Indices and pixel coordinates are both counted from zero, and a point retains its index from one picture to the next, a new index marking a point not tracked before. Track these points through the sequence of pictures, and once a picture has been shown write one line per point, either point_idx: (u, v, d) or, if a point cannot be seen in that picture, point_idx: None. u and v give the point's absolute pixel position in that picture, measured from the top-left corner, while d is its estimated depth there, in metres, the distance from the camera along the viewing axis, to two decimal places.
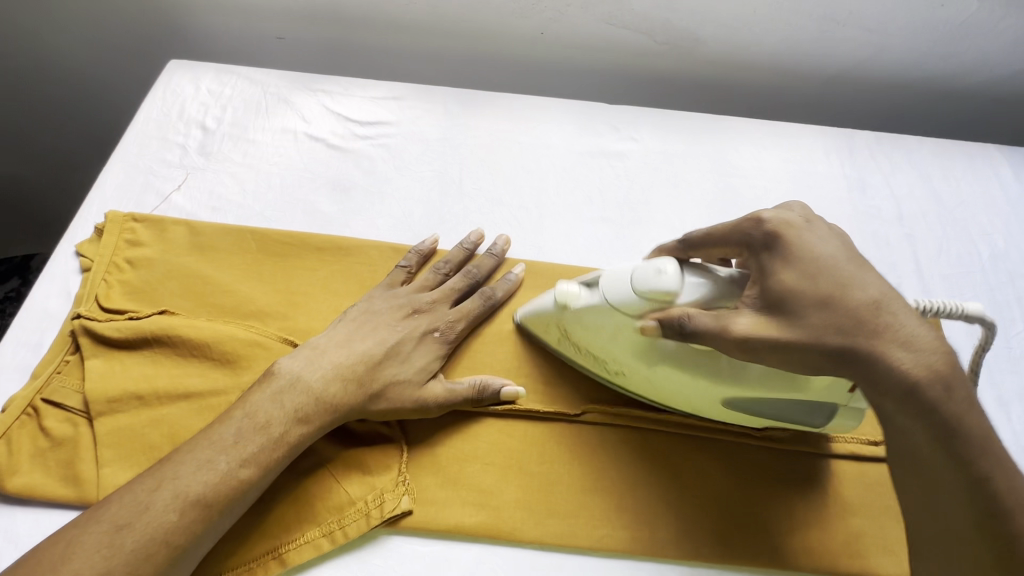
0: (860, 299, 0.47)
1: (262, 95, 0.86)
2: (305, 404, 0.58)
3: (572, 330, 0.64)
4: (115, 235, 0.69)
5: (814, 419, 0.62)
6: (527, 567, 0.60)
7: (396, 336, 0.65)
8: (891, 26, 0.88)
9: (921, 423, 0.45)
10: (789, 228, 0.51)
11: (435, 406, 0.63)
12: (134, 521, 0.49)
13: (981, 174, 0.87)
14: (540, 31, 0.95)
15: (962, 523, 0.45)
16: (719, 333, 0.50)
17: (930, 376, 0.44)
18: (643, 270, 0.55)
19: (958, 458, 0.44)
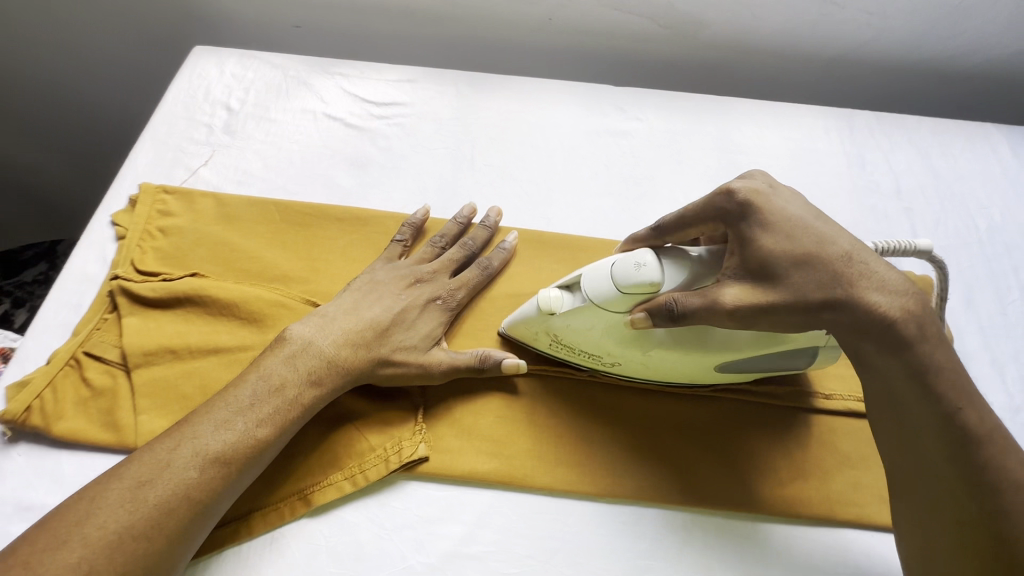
0: (837, 252, 0.50)
1: (283, 78, 0.90)
2: (319, 368, 0.59)
3: (563, 335, 0.62)
4: (148, 205, 0.74)
5: (798, 361, 0.63)
6: (541, 513, 0.59)
7: (401, 303, 0.65)
8: (890, 9, 0.91)
9: (895, 360, 0.49)
10: (759, 194, 0.52)
11: (441, 372, 0.63)
12: (156, 476, 0.50)
13: (979, 151, 0.92)
14: (547, 17, 0.98)
15: (938, 454, 0.48)
16: (710, 308, 0.50)
17: (904, 316, 0.48)
18: (623, 266, 0.54)
19: (931, 393, 0.48)
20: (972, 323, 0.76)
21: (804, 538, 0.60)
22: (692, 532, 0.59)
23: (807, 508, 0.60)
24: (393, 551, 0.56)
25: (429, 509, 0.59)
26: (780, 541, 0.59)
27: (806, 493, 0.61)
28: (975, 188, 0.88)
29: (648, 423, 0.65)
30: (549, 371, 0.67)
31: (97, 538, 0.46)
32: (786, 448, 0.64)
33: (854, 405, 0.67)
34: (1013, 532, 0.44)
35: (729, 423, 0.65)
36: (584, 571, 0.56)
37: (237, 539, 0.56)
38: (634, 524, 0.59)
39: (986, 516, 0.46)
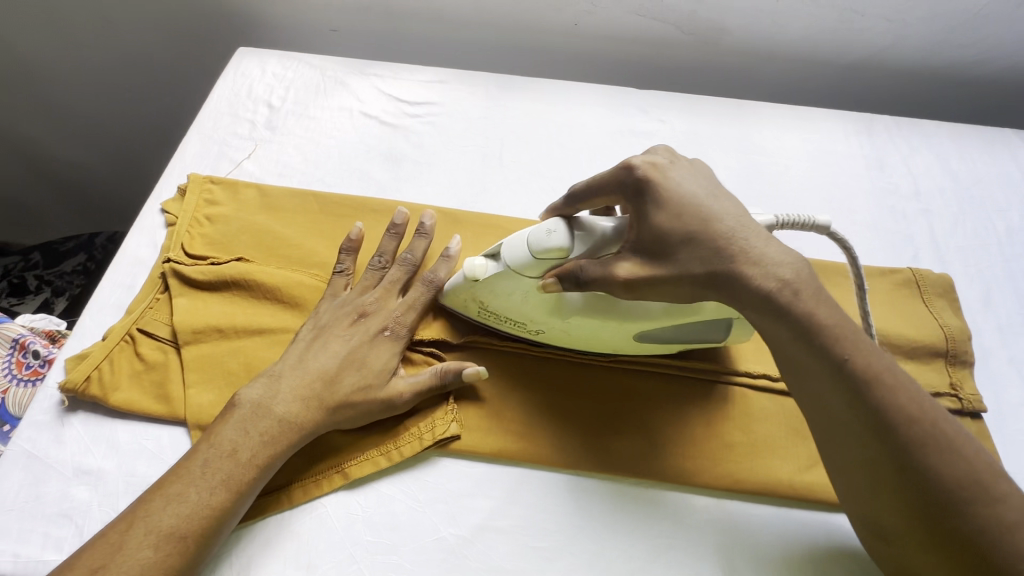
0: (720, 227, 0.53)
1: (321, 78, 0.94)
2: (271, 429, 0.58)
3: (490, 302, 0.64)
4: (196, 194, 0.78)
5: (716, 334, 0.66)
6: (566, 490, 0.62)
7: (347, 346, 0.64)
8: (910, 15, 0.93)
9: (780, 323, 0.52)
10: (656, 172, 0.56)
11: (401, 402, 0.62)
12: (108, 562, 0.48)
13: (996, 156, 0.93)
14: (574, 23, 1.01)
15: (837, 409, 0.51)
16: (607, 279, 0.55)
17: (780, 284, 0.51)
18: (535, 234, 0.58)
19: (817, 350, 0.51)
20: (989, 321, 0.77)
21: (822, 521, 0.62)
22: (713, 515, 0.61)
23: (827, 493, 0.62)
24: (426, 523, 0.59)
25: (460, 484, 0.61)
26: (799, 526, 0.61)
27: (826, 480, 0.63)
28: (992, 192, 0.90)
29: (673, 408, 0.67)
30: (579, 355, 0.69)
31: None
32: (804, 436, 0.66)
33: None
34: (918, 465, 0.47)
35: (752, 410, 0.67)
36: (607, 548, 0.58)
37: (278, 507, 0.59)
38: (655, 505, 0.61)
39: (887, 461, 0.48)
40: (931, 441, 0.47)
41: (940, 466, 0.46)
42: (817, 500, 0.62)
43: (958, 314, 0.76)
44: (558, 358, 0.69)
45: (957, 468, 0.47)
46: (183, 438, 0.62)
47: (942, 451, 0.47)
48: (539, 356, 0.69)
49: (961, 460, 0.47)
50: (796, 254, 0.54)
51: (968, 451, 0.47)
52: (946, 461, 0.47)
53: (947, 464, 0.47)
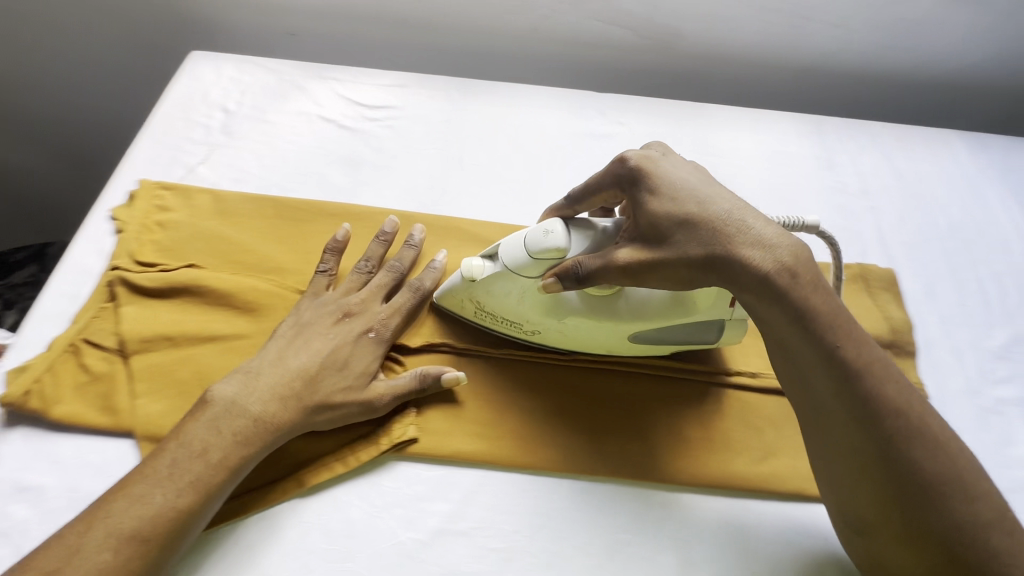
0: (717, 211, 0.55)
1: (279, 82, 0.93)
2: (246, 431, 0.57)
3: (487, 302, 0.67)
4: (146, 201, 0.76)
5: (707, 335, 0.69)
6: (524, 490, 0.62)
7: (329, 345, 0.63)
8: (853, 21, 0.97)
9: (776, 307, 0.54)
10: (649, 163, 0.59)
11: (382, 406, 0.62)
12: (65, 564, 0.48)
13: (937, 155, 0.98)
14: (534, 28, 1.03)
15: (829, 397, 0.53)
16: (608, 267, 0.57)
17: (778, 267, 0.53)
18: (533, 235, 0.61)
19: (811, 334, 0.53)
20: (932, 313, 0.80)
21: (775, 512, 0.63)
22: (670, 510, 0.62)
23: (778, 484, 0.64)
24: (383, 528, 0.58)
25: (418, 487, 0.61)
26: (754, 518, 0.62)
27: (779, 471, 0.64)
28: (934, 189, 0.94)
29: (632, 406, 0.68)
30: (537, 356, 0.70)
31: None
32: (757, 428, 0.67)
33: None
34: (900, 455, 0.50)
35: (707, 405, 0.69)
36: (566, 545, 0.59)
37: (230, 517, 0.58)
38: (613, 501, 0.62)
39: (874, 450, 0.51)
40: (916, 435, 0.50)
41: (921, 457, 0.50)
42: (769, 491, 0.63)
43: (902, 307, 0.79)
44: (518, 359, 0.70)
45: (938, 463, 0.50)
46: (130, 451, 0.60)
47: (926, 445, 0.50)
48: (497, 357, 0.70)
49: (940, 454, 0.50)
50: (793, 238, 0.56)
51: (949, 446, 0.51)
52: (929, 455, 0.50)
53: (929, 458, 0.50)
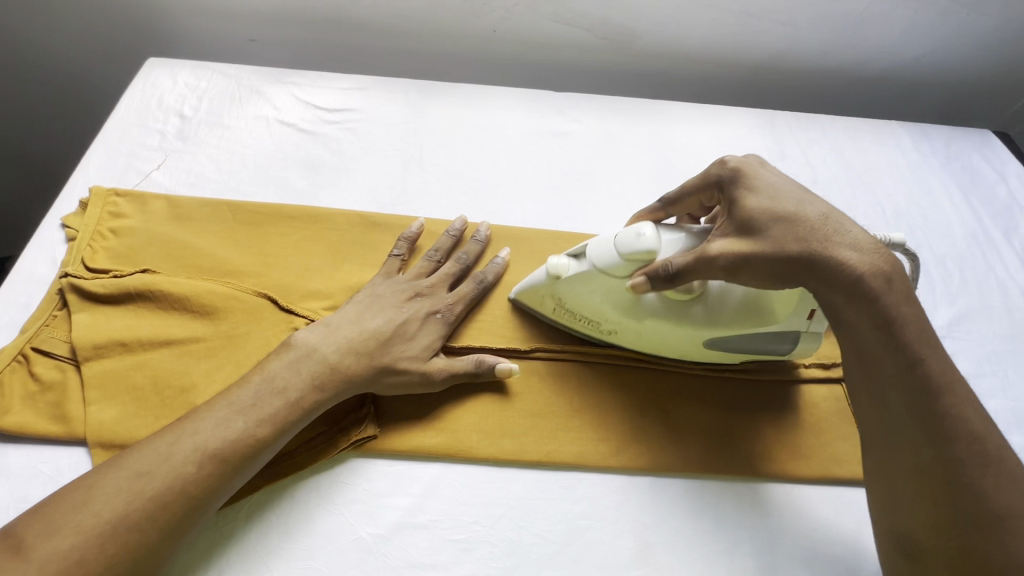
0: (815, 213, 0.56)
1: (236, 87, 0.93)
2: (326, 377, 0.59)
3: (568, 299, 0.68)
4: (99, 208, 0.76)
5: (781, 345, 0.68)
6: (484, 481, 0.63)
7: (401, 316, 0.66)
8: (800, 19, 1.01)
9: (864, 312, 0.54)
10: (750, 166, 0.61)
11: (440, 380, 0.64)
12: (154, 469, 0.50)
13: (885, 146, 1.02)
14: (493, 29, 1.04)
15: (906, 409, 0.53)
16: (699, 261, 0.57)
17: (872, 271, 0.54)
18: (625, 237, 0.60)
19: (895, 343, 0.53)
20: None
21: (730, 492, 0.65)
22: (630, 494, 0.63)
23: (730, 464, 0.65)
24: (343, 525, 0.58)
25: (378, 483, 0.61)
26: (712, 499, 0.64)
27: (733, 453, 0.66)
28: (881, 178, 0.97)
29: (590, 393, 0.69)
30: (496, 349, 0.70)
31: (90, 526, 0.47)
32: (713, 412, 0.69)
33: (777, 372, 0.72)
34: (972, 480, 0.50)
35: (665, 390, 0.70)
36: (527, 534, 0.59)
37: None
38: (574, 488, 0.63)
39: (946, 469, 0.51)
40: (992, 463, 0.50)
41: (994, 486, 0.49)
42: (722, 471, 0.65)
43: None
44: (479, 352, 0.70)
45: (1011, 498, 0.49)
46: (83, 459, 0.60)
47: (999, 476, 0.50)
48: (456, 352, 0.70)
49: (1013, 487, 0.49)
50: (886, 250, 0.56)
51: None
52: (1001, 486, 0.49)
53: (1004, 490, 0.49)
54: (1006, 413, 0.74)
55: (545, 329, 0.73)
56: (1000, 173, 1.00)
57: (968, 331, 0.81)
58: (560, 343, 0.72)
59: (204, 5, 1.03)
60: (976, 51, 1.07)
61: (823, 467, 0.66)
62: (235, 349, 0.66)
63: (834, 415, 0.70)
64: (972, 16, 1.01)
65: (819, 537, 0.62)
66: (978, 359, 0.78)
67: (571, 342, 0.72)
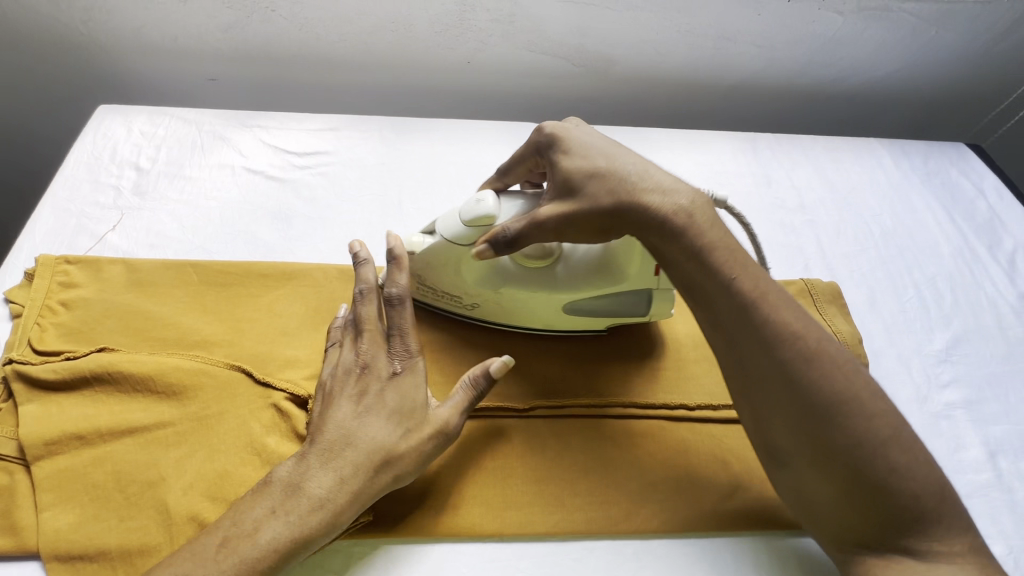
0: (624, 165, 0.59)
1: (197, 134, 0.87)
2: (305, 517, 0.51)
3: (428, 276, 0.69)
4: (47, 278, 0.69)
5: (639, 307, 0.70)
6: (490, 560, 0.58)
7: (364, 405, 0.56)
8: (774, 41, 1.01)
9: (678, 242, 0.56)
10: (562, 127, 0.63)
11: (454, 430, 0.57)
12: None
13: (866, 165, 1.02)
14: (467, 61, 1.01)
15: (733, 323, 0.54)
16: (531, 225, 0.58)
17: (674, 209, 0.56)
18: (467, 206, 0.63)
19: (709, 268, 0.55)
20: (877, 322, 0.82)
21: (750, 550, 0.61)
22: (643, 561, 0.59)
23: (747, 519, 0.62)
24: None
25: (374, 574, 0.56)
26: (729, 558, 0.60)
27: (747, 505, 0.63)
28: (866, 198, 0.97)
29: (595, 452, 0.65)
30: (492, 408, 0.66)
31: None
32: (726, 462, 0.65)
33: None
34: (800, 379, 0.51)
35: (674, 444, 0.66)
36: None
37: None
38: (586, 560, 0.59)
39: (779, 372, 0.51)
40: (815, 358, 0.51)
41: (821, 381, 0.50)
42: (741, 528, 0.62)
43: (849, 319, 0.80)
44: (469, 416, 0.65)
45: (835, 382, 0.50)
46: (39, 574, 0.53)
47: (823, 366, 0.51)
48: None
49: (840, 379, 0.50)
50: (690, 187, 0.59)
51: (847, 369, 0.51)
52: (827, 374, 0.50)
53: (828, 381, 0.50)
54: (1012, 439, 0.73)
55: (543, 383, 0.69)
56: (978, 187, 1.01)
57: (966, 353, 0.80)
58: (560, 397, 0.68)
59: (159, 47, 0.97)
60: (944, 66, 1.09)
61: None
62: (207, 433, 0.59)
63: None
64: (940, 34, 1.02)
65: None
66: (978, 383, 0.77)
67: (571, 396, 0.68)
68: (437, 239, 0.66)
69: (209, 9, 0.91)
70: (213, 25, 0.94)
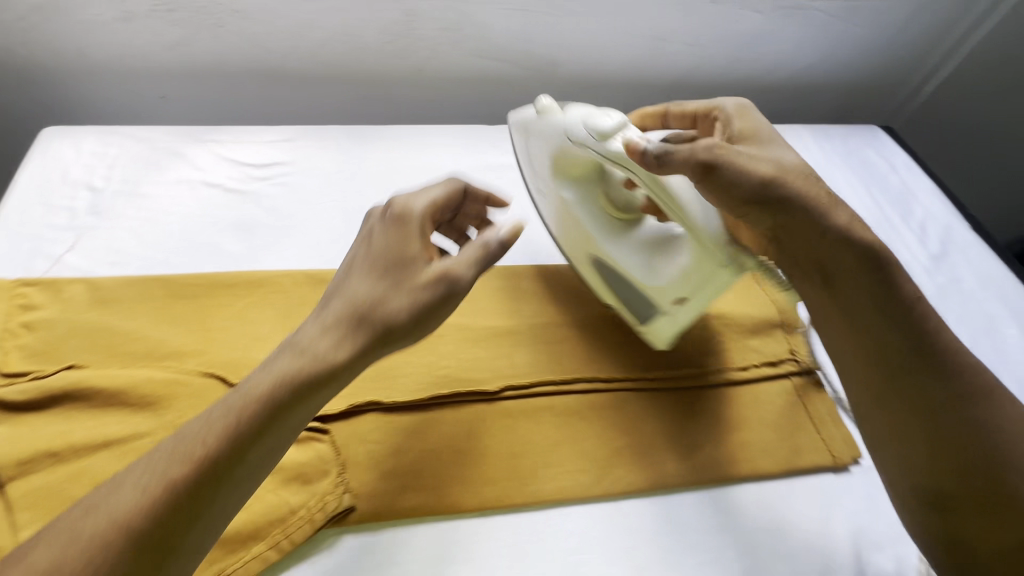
0: (796, 164, 0.66)
1: (152, 151, 0.88)
2: (293, 365, 0.50)
3: (533, 147, 0.77)
4: (6, 301, 0.68)
5: (642, 309, 0.73)
6: (472, 534, 0.61)
7: (366, 258, 0.56)
8: (704, 40, 1.09)
9: (854, 266, 0.61)
10: (748, 113, 0.73)
11: (456, 280, 0.55)
12: None
13: (792, 148, 1.11)
14: (418, 68, 1.04)
15: (905, 356, 0.59)
16: (697, 155, 0.60)
17: (851, 224, 0.62)
18: (597, 112, 0.67)
19: (882, 296, 0.60)
20: None
21: (710, 502, 0.67)
22: (615, 519, 0.64)
23: (705, 472, 0.68)
24: None
25: (361, 559, 0.59)
26: (691, 509, 0.66)
27: (706, 461, 0.68)
28: None
29: (563, 424, 0.69)
30: (464, 394, 0.69)
31: None
32: (683, 425, 0.71)
33: (734, 376, 0.75)
34: (973, 418, 0.56)
35: (636, 411, 0.71)
36: None
37: None
38: (562, 525, 0.63)
39: (952, 408, 0.56)
40: (979, 398, 0.56)
41: (990, 419, 0.56)
42: (700, 481, 0.67)
43: None
44: (445, 402, 0.68)
45: (1005, 423, 0.55)
46: None
47: (992, 406, 0.56)
48: (426, 404, 0.68)
49: (1012, 420, 0.55)
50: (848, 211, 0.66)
51: (1014, 412, 0.56)
52: (995, 412, 0.56)
53: (995, 421, 0.55)
54: None
55: (512, 366, 0.72)
56: (891, 163, 1.12)
57: None
58: (528, 378, 0.71)
59: (104, 67, 0.96)
60: (856, 56, 1.20)
61: (788, 459, 0.70)
62: None
63: (789, 409, 0.74)
64: (848, 28, 1.13)
65: (794, 531, 0.65)
66: None
67: (539, 376, 0.72)
68: (558, 127, 0.71)
69: (155, 27, 0.92)
70: (160, 43, 0.94)
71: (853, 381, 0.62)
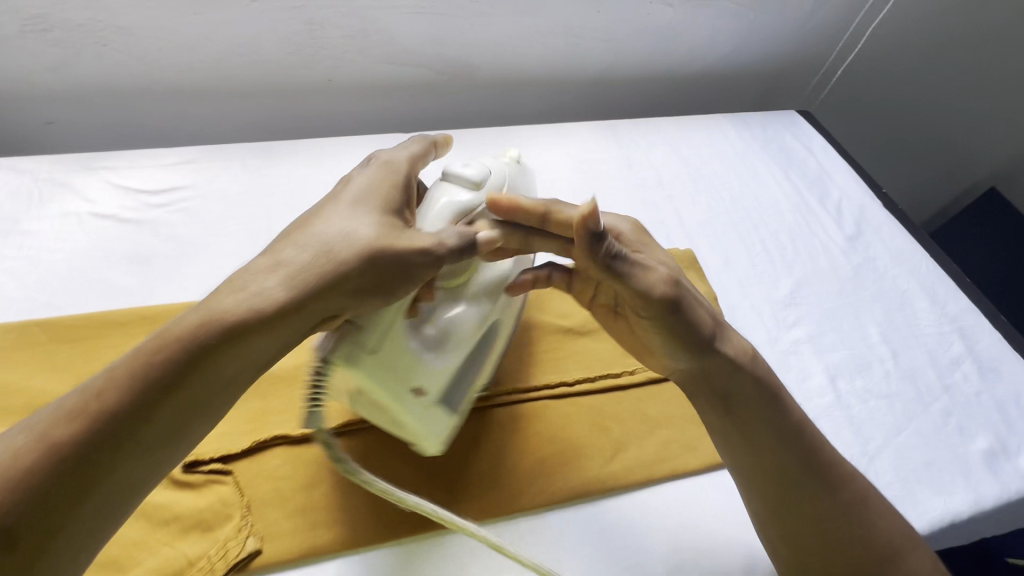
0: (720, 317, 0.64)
1: (33, 184, 0.81)
2: (241, 309, 0.45)
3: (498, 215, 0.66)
4: None
5: None
6: (389, 564, 0.59)
7: (346, 207, 0.53)
8: (618, 35, 1.09)
9: (748, 385, 0.60)
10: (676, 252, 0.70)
11: (432, 252, 0.51)
12: None
13: (712, 138, 1.13)
14: (328, 78, 1.01)
15: (790, 465, 0.57)
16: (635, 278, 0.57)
17: (748, 353, 0.62)
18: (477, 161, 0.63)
19: (770, 410, 0.59)
20: (732, 280, 0.91)
21: (635, 504, 0.66)
22: (538, 533, 0.63)
23: (629, 475, 0.67)
24: None
25: None
26: (614, 514, 0.65)
27: (628, 464, 0.68)
28: (715, 169, 1.07)
29: (483, 441, 0.67)
30: None
31: None
32: (606, 428, 0.71)
33: (655, 374, 0.76)
34: (855, 522, 0.55)
35: (558, 420, 0.70)
36: None
37: None
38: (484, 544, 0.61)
39: (832, 514, 0.56)
40: (857, 501, 0.56)
41: (871, 524, 0.56)
42: (625, 484, 0.67)
43: (705, 281, 0.89)
44: (358, 429, 0.66)
45: (882, 529, 0.56)
46: None
47: (871, 511, 0.56)
48: (338, 432, 0.65)
49: (885, 524, 0.56)
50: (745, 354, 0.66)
51: (887, 516, 0.56)
52: (874, 518, 0.56)
53: (874, 527, 0.55)
54: (848, 362, 0.84)
55: None
56: (807, 147, 1.15)
57: (807, 296, 0.91)
58: None
59: None
60: (769, 44, 1.22)
61: (710, 453, 0.70)
62: None
63: None
64: (759, 16, 1.15)
65: (718, 524, 0.66)
66: (819, 319, 0.88)
67: None
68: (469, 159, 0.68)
69: (28, 49, 0.85)
70: (37, 66, 0.87)
71: (751, 497, 0.59)
